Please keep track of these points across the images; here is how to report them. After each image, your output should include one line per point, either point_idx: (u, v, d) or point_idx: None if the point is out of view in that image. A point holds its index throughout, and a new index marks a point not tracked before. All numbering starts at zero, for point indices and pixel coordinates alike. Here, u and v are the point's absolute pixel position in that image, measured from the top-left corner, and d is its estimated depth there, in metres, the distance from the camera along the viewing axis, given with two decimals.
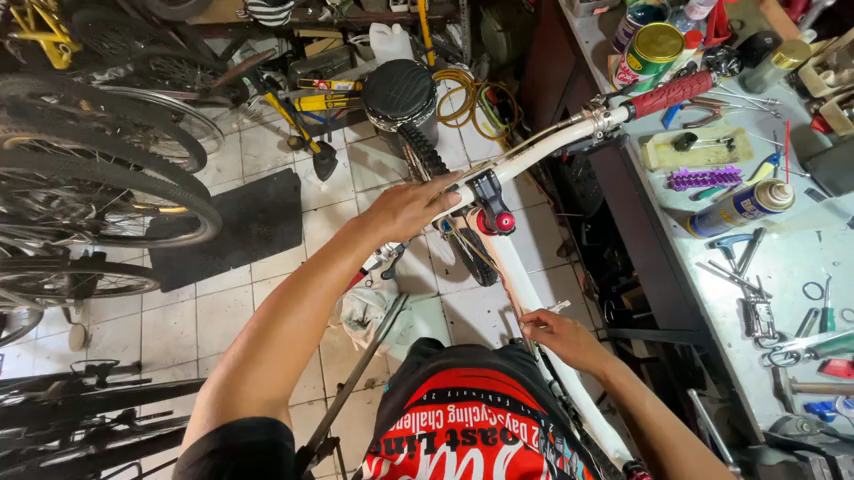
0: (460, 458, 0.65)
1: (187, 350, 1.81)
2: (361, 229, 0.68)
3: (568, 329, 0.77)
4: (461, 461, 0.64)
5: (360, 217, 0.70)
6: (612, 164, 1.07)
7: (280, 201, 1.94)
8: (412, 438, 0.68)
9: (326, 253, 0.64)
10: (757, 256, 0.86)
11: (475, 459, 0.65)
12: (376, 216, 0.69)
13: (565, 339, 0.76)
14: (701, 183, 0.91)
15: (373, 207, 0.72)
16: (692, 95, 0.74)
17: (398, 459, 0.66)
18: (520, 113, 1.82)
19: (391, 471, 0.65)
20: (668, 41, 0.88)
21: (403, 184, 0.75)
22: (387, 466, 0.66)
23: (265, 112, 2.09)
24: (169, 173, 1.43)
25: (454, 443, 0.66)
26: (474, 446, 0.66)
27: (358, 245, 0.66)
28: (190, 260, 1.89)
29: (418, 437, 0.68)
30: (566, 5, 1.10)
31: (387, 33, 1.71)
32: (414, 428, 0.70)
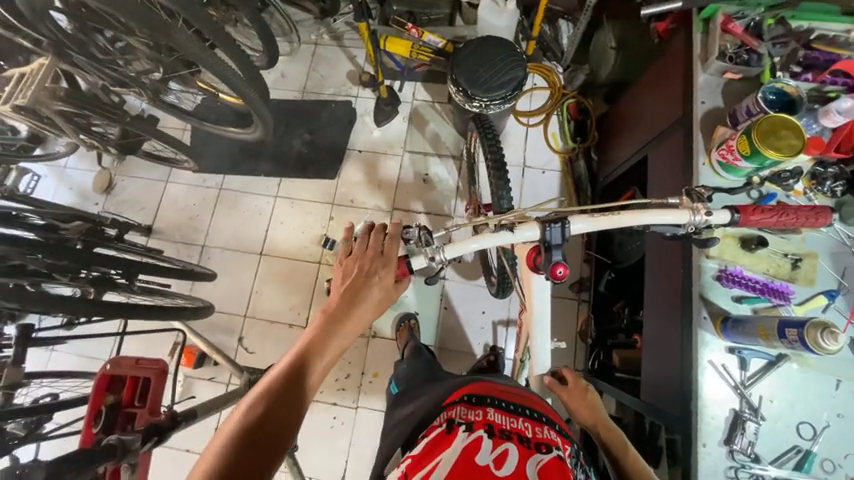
0: (496, 448, 0.68)
1: (195, 234, 1.87)
2: (330, 315, 0.80)
3: (582, 384, 0.93)
4: (496, 448, 0.68)
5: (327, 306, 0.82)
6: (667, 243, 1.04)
7: (331, 129, 1.91)
8: (451, 420, 0.73)
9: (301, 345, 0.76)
10: (769, 378, 0.86)
11: (510, 451, 0.68)
12: (343, 303, 0.81)
13: (578, 393, 0.91)
14: (749, 288, 0.89)
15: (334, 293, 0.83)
16: (803, 226, 0.74)
17: (436, 434, 0.71)
18: (593, 140, 1.75)
19: (427, 446, 0.69)
20: (787, 138, 0.83)
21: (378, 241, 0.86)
22: (424, 441, 0.71)
23: (347, 35, 2.00)
24: (242, 63, 1.39)
25: (491, 433, 0.70)
26: (510, 441, 0.69)
27: (328, 331, 0.78)
28: (227, 152, 1.90)
29: (457, 422, 0.73)
30: (699, 56, 1.02)
31: (500, 4, 1.60)
32: (456, 415, 0.74)
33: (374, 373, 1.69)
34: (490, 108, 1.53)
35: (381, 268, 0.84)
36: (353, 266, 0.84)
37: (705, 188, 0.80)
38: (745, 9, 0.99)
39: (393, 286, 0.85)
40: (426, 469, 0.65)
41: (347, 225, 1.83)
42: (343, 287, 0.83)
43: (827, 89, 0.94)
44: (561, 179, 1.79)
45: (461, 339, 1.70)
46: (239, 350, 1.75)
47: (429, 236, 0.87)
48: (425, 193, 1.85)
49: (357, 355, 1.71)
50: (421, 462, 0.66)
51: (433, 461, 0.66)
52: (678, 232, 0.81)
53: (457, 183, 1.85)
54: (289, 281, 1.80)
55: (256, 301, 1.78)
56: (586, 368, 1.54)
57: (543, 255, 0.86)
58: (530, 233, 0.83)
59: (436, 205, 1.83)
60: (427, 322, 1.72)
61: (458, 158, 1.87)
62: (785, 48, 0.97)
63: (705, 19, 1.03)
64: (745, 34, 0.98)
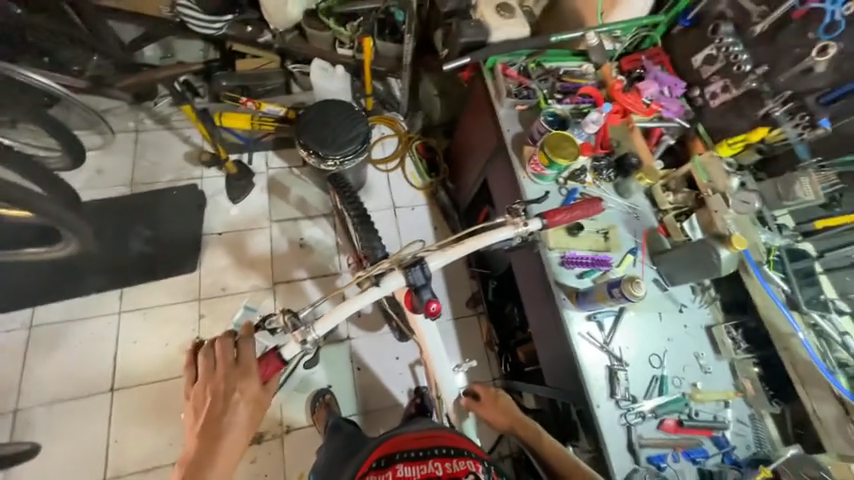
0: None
1: (2, 396, 1.39)
2: (196, 455, 0.75)
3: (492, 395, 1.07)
4: None
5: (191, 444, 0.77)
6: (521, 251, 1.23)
7: (177, 219, 1.69)
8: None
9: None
10: (620, 331, 1.06)
11: None
12: (207, 436, 0.76)
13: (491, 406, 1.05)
14: (584, 264, 1.10)
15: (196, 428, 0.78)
16: (585, 215, 0.90)
17: None
18: (445, 171, 1.95)
19: None
20: (568, 148, 1.09)
21: (223, 358, 0.80)
22: None
23: (174, 117, 1.85)
24: (27, 170, 1.14)
25: None
26: None
27: (198, 473, 0.74)
28: (34, 277, 1.50)
29: None
30: (495, 95, 1.29)
31: (329, 70, 1.74)
32: None
33: (298, 475, 1.48)
34: (345, 164, 1.59)
35: (239, 382, 0.80)
36: (209, 390, 0.79)
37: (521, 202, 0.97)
38: (513, 59, 1.32)
39: (260, 394, 0.81)
40: None
41: (225, 317, 1.62)
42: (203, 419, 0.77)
43: (582, 107, 1.27)
44: (430, 211, 1.95)
45: (383, 394, 1.63)
46: None
47: (293, 317, 0.87)
48: (305, 258, 1.77)
49: (273, 462, 1.48)
50: None
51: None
52: (513, 242, 0.99)
53: (335, 239, 1.83)
54: (162, 408, 1.46)
55: (119, 450, 1.39)
56: (502, 374, 1.65)
57: (416, 295, 0.93)
58: (395, 282, 0.90)
59: (320, 267, 1.77)
60: (343, 390, 1.61)
61: (331, 215, 1.86)
62: (547, 83, 1.30)
63: (490, 68, 1.32)
64: (519, 76, 1.28)
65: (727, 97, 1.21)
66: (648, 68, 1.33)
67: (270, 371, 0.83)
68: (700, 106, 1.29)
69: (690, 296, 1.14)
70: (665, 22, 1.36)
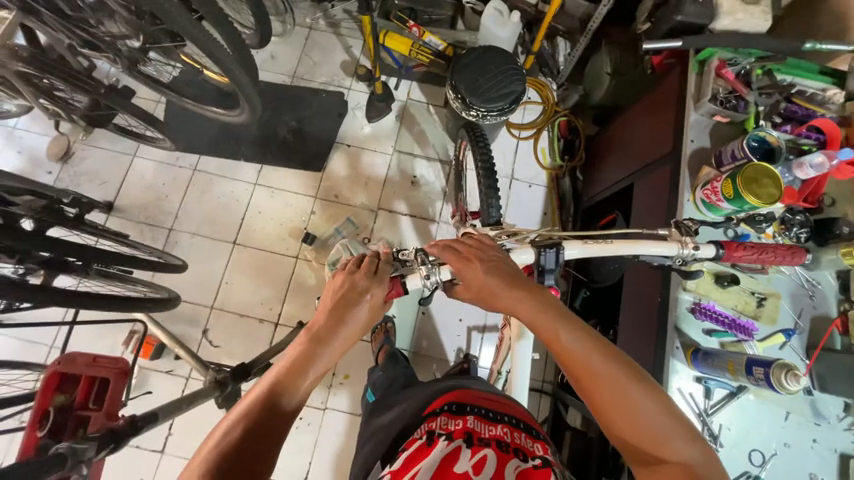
0: (474, 455, 0.66)
1: (163, 215, 1.74)
2: (314, 337, 0.73)
3: (478, 268, 0.76)
4: (474, 455, 0.66)
5: (312, 324, 0.75)
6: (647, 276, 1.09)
7: (319, 120, 1.83)
8: (431, 432, 0.72)
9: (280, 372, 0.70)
10: (729, 408, 0.92)
11: (489, 456, 0.66)
12: (327, 325, 0.74)
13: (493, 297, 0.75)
14: (719, 323, 0.94)
15: (321, 312, 0.77)
16: (780, 262, 0.80)
17: (416, 444, 0.70)
18: (581, 160, 1.80)
19: (408, 456, 0.68)
20: (767, 186, 0.89)
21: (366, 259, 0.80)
22: (406, 453, 0.70)
23: (344, 24, 1.93)
24: (233, 42, 1.30)
25: (470, 441, 0.69)
26: (489, 447, 0.68)
27: (311, 355, 0.72)
28: (205, 132, 1.78)
29: (438, 433, 0.72)
30: (691, 96, 1.07)
31: (504, 15, 1.61)
32: (436, 427, 0.74)
33: (344, 375, 1.66)
34: (486, 118, 1.53)
35: (372, 288, 0.77)
36: (345, 281, 0.78)
37: (692, 222, 0.83)
38: (737, 57, 1.06)
39: (381, 307, 0.79)
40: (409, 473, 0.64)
41: (330, 221, 1.78)
42: (330, 307, 0.76)
43: (802, 141, 1.01)
44: (547, 194, 1.81)
45: (435, 345, 1.70)
46: (202, 344, 1.65)
47: (425, 254, 0.85)
48: (411, 195, 1.82)
49: None
50: (400, 473, 0.65)
51: (413, 469, 0.64)
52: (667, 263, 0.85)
53: (444, 187, 1.83)
54: (263, 274, 1.72)
55: (225, 292, 1.69)
56: (555, 381, 1.59)
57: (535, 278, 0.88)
58: (525, 256, 0.84)
59: (421, 209, 1.81)
60: (404, 325, 1.70)
61: (448, 163, 1.85)
62: (770, 99, 1.03)
63: (701, 61, 1.08)
64: (736, 81, 1.03)
65: None
66: None
67: (394, 293, 0.82)
68: None
69: (838, 412, 0.93)
70: None
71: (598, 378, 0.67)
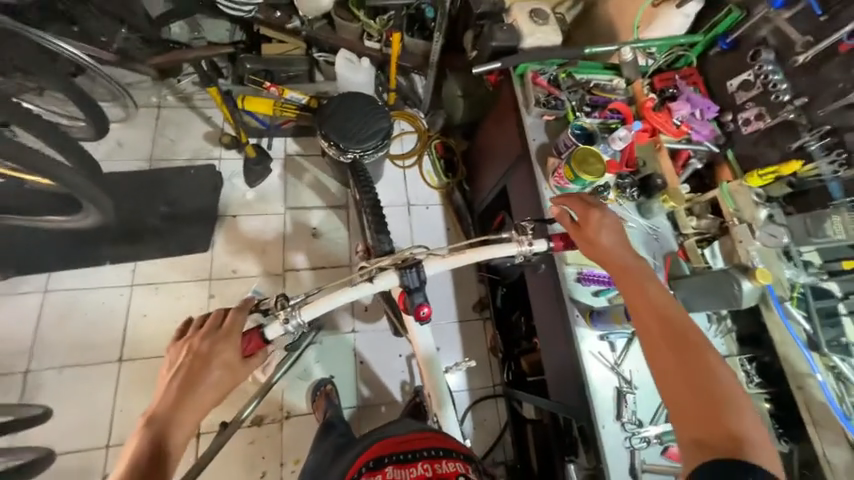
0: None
1: (14, 356, 1.41)
2: (159, 418, 0.68)
3: (595, 222, 0.88)
4: None
5: (153, 406, 0.71)
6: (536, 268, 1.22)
7: (192, 198, 1.69)
8: None
9: (127, 464, 0.62)
10: (632, 352, 1.07)
11: None
12: (174, 397, 0.71)
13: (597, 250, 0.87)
14: (601, 283, 1.09)
15: (163, 390, 0.73)
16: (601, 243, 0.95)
17: None
18: (463, 174, 1.94)
19: None
20: (594, 165, 1.08)
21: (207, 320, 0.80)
22: None
23: (197, 96, 1.85)
24: (55, 142, 1.14)
25: None
26: None
27: (161, 435, 0.67)
28: (51, 243, 1.51)
29: None
30: (522, 103, 1.26)
31: (355, 62, 1.73)
32: None
33: (294, 460, 1.48)
34: (365, 157, 1.57)
35: (221, 345, 0.78)
36: (189, 349, 0.77)
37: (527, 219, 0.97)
38: (544, 67, 1.30)
39: (238, 363, 0.79)
40: None
41: (233, 300, 1.62)
42: (176, 379, 0.73)
43: (610, 122, 1.26)
44: (444, 211, 1.93)
45: (381, 390, 1.63)
46: None
47: (284, 298, 0.87)
48: (315, 247, 1.77)
49: (272, 444, 1.49)
50: None
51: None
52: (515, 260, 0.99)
53: (347, 231, 1.82)
54: None
55: (123, 420, 1.41)
56: (503, 382, 1.64)
57: (407, 298, 0.93)
58: (389, 282, 0.89)
59: (329, 258, 1.77)
60: (345, 382, 1.61)
61: (343, 207, 1.85)
62: (577, 95, 1.28)
63: (520, 75, 1.30)
64: (549, 86, 1.26)
65: (761, 125, 1.20)
66: (681, 88, 1.29)
67: (253, 348, 0.81)
68: (730, 132, 1.28)
69: (707, 325, 1.14)
70: (703, 43, 1.32)
71: (691, 343, 0.72)
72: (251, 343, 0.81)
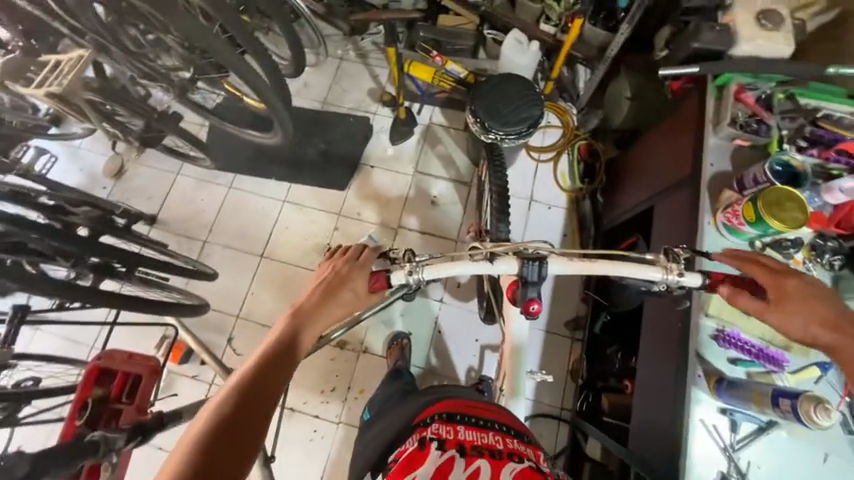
0: (468, 466, 0.66)
1: (200, 228, 1.87)
2: (301, 312, 0.81)
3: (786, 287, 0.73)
4: (468, 465, 0.66)
5: (299, 301, 0.84)
6: (663, 308, 1.07)
7: (345, 142, 1.94)
8: (422, 438, 0.71)
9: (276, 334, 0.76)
10: (759, 444, 0.88)
11: (482, 467, 0.66)
12: (315, 301, 0.83)
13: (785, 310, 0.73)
14: (744, 352, 0.91)
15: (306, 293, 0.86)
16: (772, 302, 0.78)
17: (407, 452, 0.70)
18: (601, 183, 1.78)
19: (400, 466, 0.67)
20: (792, 210, 0.88)
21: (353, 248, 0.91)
22: (397, 463, 0.69)
23: (373, 54, 2.06)
24: (270, 71, 1.42)
25: (463, 451, 0.68)
26: (482, 457, 0.67)
27: (299, 326, 0.80)
28: (243, 151, 1.92)
29: (429, 439, 0.71)
30: (711, 120, 1.07)
31: (523, 44, 1.68)
32: (427, 432, 0.73)
33: (360, 390, 1.67)
34: (505, 141, 1.56)
35: (356, 272, 0.88)
36: (334, 267, 0.89)
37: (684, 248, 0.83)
38: (757, 82, 1.07)
39: (365, 295, 0.88)
40: None
41: (351, 238, 1.84)
42: (318, 287, 0.86)
43: (831, 166, 0.99)
44: (566, 216, 1.81)
45: (448, 364, 1.69)
46: (227, 351, 1.72)
47: (412, 253, 0.92)
48: (429, 214, 1.87)
49: (346, 369, 1.69)
50: None
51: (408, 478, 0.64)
52: (652, 288, 0.84)
53: (463, 208, 1.87)
54: (287, 287, 1.79)
55: (253, 302, 1.77)
56: (573, 409, 1.53)
57: (519, 289, 0.90)
58: (507, 268, 0.86)
59: (439, 228, 1.85)
60: (420, 343, 1.71)
61: (466, 185, 1.89)
62: (793, 123, 1.03)
63: (719, 86, 1.09)
64: (756, 105, 1.04)
65: None
66: None
67: (377, 286, 0.89)
68: None
69: None
70: None
71: None
72: (376, 281, 0.88)
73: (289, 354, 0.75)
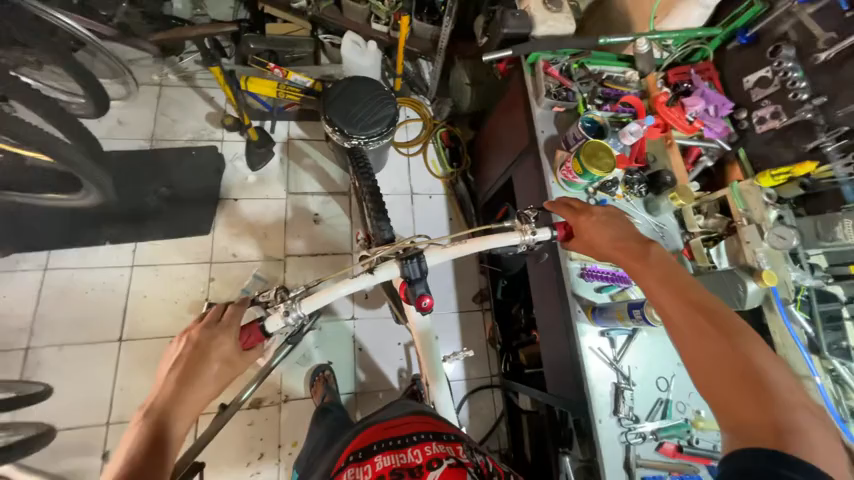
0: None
1: (13, 333, 1.41)
2: (162, 403, 0.68)
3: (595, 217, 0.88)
4: None
5: (151, 398, 0.69)
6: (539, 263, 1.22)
7: (193, 180, 1.67)
8: None
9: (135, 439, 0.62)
10: (632, 350, 1.07)
11: None
12: (175, 387, 0.71)
13: (586, 233, 0.88)
14: (604, 279, 1.09)
15: (161, 384, 0.72)
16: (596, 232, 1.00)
17: None
18: (468, 164, 1.91)
19: None
20: (604, 158, 1.06)
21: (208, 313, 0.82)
22: None
23: (200, 75, 1.81)
24: (51, 114, 1.11)
25: None
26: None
27: (164, 419, 0.66)
28: (51, 220, 1.50)
29: None
30: (532, 93, 1.24)
31: (362, 46, 1.67)
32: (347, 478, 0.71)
33: (293, 442, 1.50)
34: (369, 145, 1.55)
35: (221, 337, 0.79)
36: (191, 340, 0.78)
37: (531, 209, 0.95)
38: (556, 57, 1.26)
39: (237, 358, 0.80)
40: None
41: (234, 283, 1.62)
42: (174, 372, 0.73)
43: (621, 116, 1.23)
44: (448, 201, 1.91)
45: (377, 378, 1.64)
46: (103, 472, 1.36)
47: (285, 289, 0.86)
48: (316, 233, 1.76)
49: (269, 428, 1.50)
50: None
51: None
52: (518, 250, 0.97)
53: (349, 218, 1.81)
54: None
55: (123, 399, 1.42)
56: (500, 373, 1.65)
57: (408, 288, 0.91)
58: (390, 273, 0.88)
59: (330, 245, 1.76)
60: (343, 368, 1.62)
61: (345, 195, 1.83)
62: (588, 87, 1.25)
63: (531, 64, 1.27)
64: (561, 76, 1.23)
65: (776, 125, 1.18)
66: (696, 83, 1.26)
67: (252, 341, 0.82)
68: (744, 130, 1.26)
69: None
70: (721, 37, 1.29)
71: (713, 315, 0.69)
72: (249, 336, 0.82)
73: (157, 459, 0.61)
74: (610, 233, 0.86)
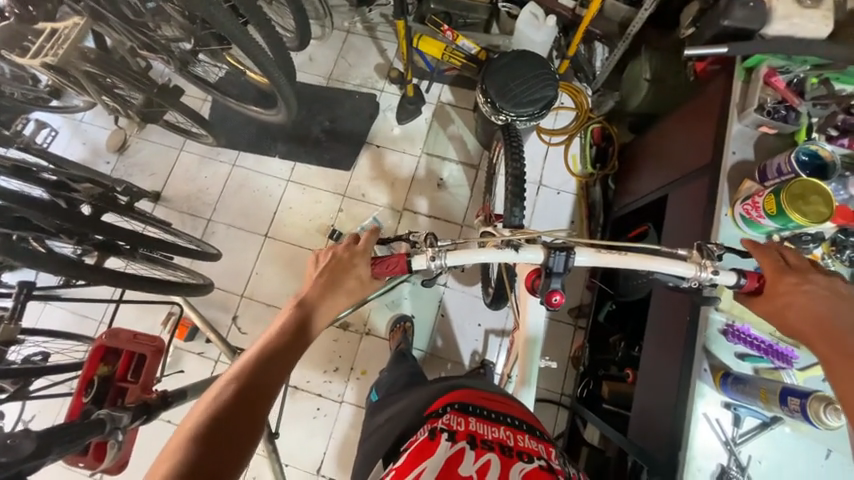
0: (478, 459, 0.65)
1: (205, 205, 1.86)
2: (305, 299, 0.81)
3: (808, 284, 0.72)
4: (478, 459, 0.65)
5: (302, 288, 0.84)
6: (672, 301, 1.05)
7: (352, 120, 1.89)
8: (434, 428, 0.70)
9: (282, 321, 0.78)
10: (760, 439, 0.88)
11: (492, 462, 0.65)
12: (319, 287, 0.83)
13: (785, 300, 0.73)
14: (754, 347, 0.89)
15: (310, 280, 0.84)
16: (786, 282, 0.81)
17: (417, 440, 0.68)
18: (613, 169, 1.73)
19: (410, 455, 0.66)
20: (815, 205, 0.84)
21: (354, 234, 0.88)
22: (405, 453, 0.67)
23: (380, 27, 1.97)
24: (273, 43, 1.36)
25: (473, 444, 0.67)
26: (492, 451, 0.66)
27: (303, 315, 0.80)
28: (246, 128, 1.88)
29: (440, 428, 0.70)
30: (737, 105, 1.02)
31: (540, 19, 1.59)
32: (440, 421, 0.72)
33: (362, 371, 1.69)
34: (516, 123, 1.51)
35: (359, 258, 0.85)
36: (337, 253, 0.86)
37: (714, 245, 0.80)
38: (790, 64, 1.00)
39: (368, 283, 0.85)
40: (414, 473, 0.62)
41: (357, 218, 1.82)
42: (320, 275, 0.84)
43: None
44: (575, 202, 1.77)
45: (451, 347, 1.70)
46: (231, 330, 1.75)
47: (434, 237, 0.86)
48: (435, 196, 1.83)
49: (348, 350, 1.71)
50: (404, 473, 0.63)
51: (416, 470, 0.63)
52: (682, 284, 0.81)
53: (470, 191, 1.83)
54: (292, 266, 1.79)
55: (257, 281, 1.78)
56: (573, 394, 1.54)
57: (542, 279, 0.85)
58: (532, 256, 0.83)
59: (444, 211, 1.82)
60: (423, 326, 1.72)
61: (474, 168, 1.85)
62: (825, 110, 0.98)
63: (748, 68, 1.03)
64: (787, 90, 0.98)
65: None
66: None
67: (397, 270, 0.84)
68: None
69: None
70: None
71: None
72: (394, 265, 0.84)
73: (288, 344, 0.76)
74: (819, 306, 0.71)
